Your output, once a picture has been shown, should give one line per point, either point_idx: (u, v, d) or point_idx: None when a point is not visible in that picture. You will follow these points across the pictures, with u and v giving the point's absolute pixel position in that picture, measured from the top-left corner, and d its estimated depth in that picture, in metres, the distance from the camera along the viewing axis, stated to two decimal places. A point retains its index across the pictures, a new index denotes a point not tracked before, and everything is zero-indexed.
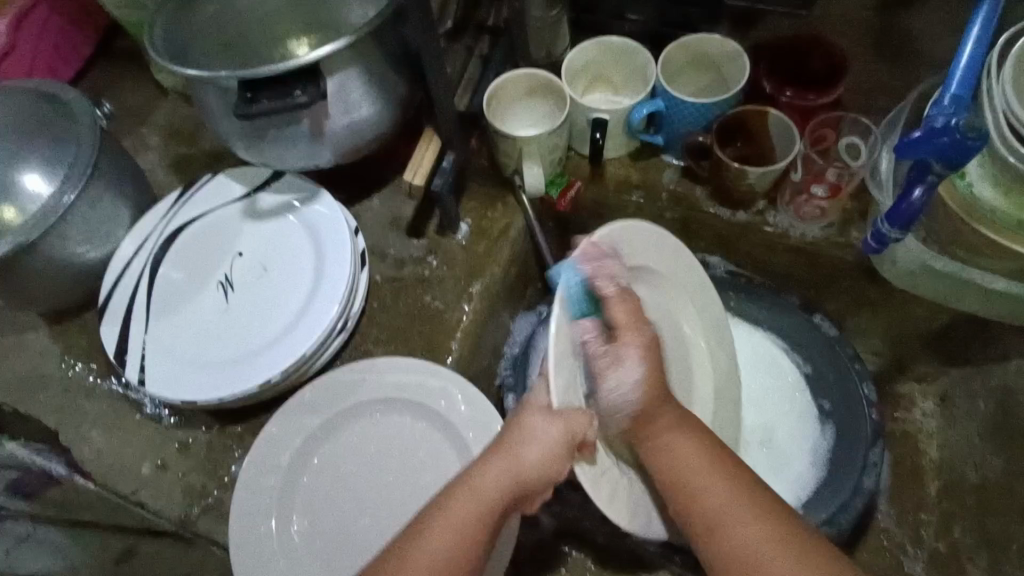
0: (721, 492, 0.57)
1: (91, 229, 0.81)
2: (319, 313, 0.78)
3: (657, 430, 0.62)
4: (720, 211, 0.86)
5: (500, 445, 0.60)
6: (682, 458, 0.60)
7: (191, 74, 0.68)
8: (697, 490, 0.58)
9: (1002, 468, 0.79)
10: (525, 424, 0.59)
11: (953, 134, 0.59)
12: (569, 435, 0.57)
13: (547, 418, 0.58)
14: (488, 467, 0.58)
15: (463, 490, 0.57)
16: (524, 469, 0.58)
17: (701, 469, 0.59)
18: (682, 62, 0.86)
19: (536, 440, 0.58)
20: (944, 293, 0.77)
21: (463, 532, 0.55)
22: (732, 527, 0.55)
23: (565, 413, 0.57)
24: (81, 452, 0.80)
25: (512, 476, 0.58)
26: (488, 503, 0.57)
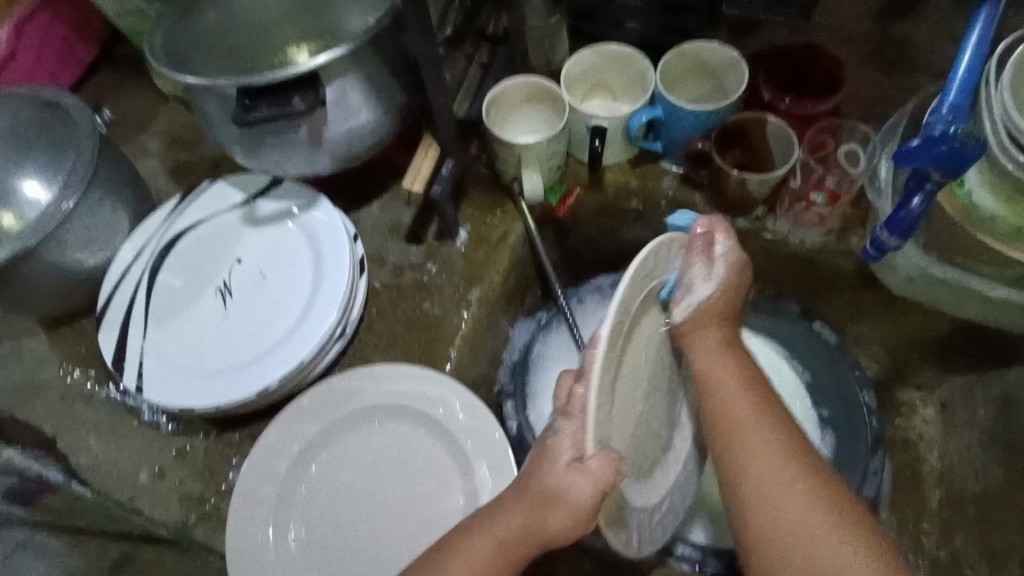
0: (761, 441, 0.55)
1: (91, 236, 0.81)
2: (318, 320, 0.78)
3: (707, 349, 0.61)
4: (720, 218, 0.85)
5: (521, 499, 0.57)
6: (730, 395, 0.59)
7: (190, 81, 0.68)
8: (742, 434, 0.56)
9: None
10: (547, 474, 0.54)
11: (951, 142, 0.59)
12: (600, 491, 0.49)
13: (578, 476, 0.50)
14: (501, 517, 0.58)
15: (478, 534, 0.58)
16: (543, 524, 0.55)
17: (749, 413, 0.57)
18: (681, 70, 0.86)
19: (557, 494, 0.52)
20: (943, 300, 0.77)
21: (482, 568, 0.57)
22: (741, 421, 0.57)
23: (596, 469, 0.48)
24: (78, 459, 0.80)
25: (529, 527, 0.56)
26: (505, 549, 0.57)
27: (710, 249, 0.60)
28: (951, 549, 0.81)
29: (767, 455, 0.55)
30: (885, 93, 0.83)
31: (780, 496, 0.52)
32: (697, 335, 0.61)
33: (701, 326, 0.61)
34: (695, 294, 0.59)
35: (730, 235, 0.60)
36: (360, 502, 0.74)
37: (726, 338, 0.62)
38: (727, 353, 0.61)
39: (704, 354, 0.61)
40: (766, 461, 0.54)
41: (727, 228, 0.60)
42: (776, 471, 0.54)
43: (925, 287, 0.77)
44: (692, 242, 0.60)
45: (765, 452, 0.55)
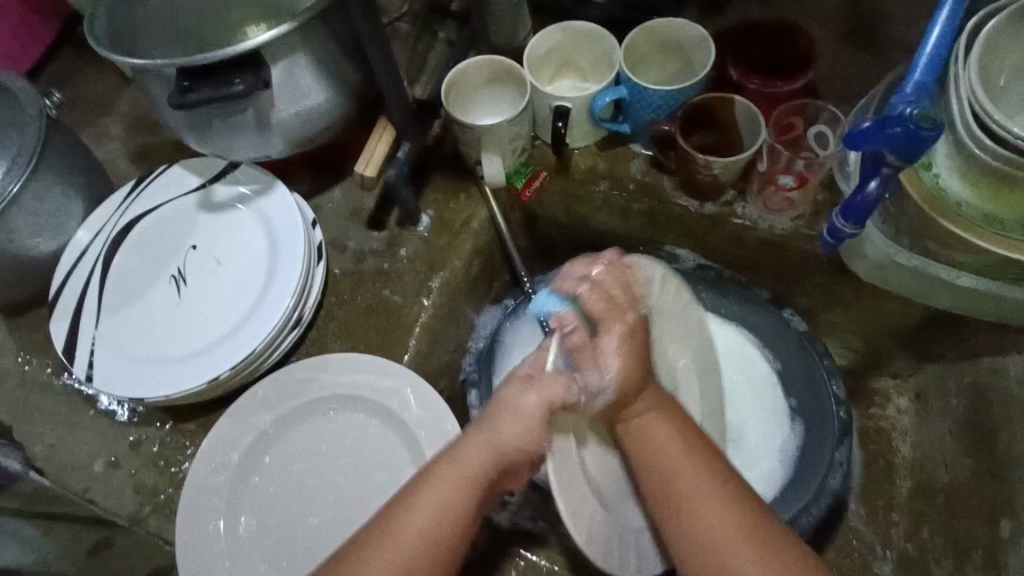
0: (696, 486, 0.55)
1: (41, 221, 0.80)
2: (271, 308, 0.76)
3: (649, 423, 0.60)
4: (689, 203, 0.83)
5: (484, 424, 0.59)
6: (680, 467, 0.57)
7: (130, 61, 0.66)
8: (686, 495, 0.55)
9: (970, 467, 0.76)
10: (507, 402, 0.58)
11: (906, 124, 0.56)
12: (548, 404, 0.57)
13: (525, 389, 0.57)
14: (471, 439, 0.59)
15: (444, 465, 0.58)
16: (502, 445, 0.57)
17: (691, 471, 0.57)
18: (648, 48, 0.83)
19: (513, 410, 0.57)
20: (913, 290, 0.74)
21: (450, 502, 0.56)
22: (698, 509, 0.54)
23: (545, 381, 0.57)
24: (34, 448, 0.79)
25: (493, 453, 0.58)
26: (469, 475, 0.57)
27: (627, 298, 0.62)
28: (917, 541, 0.79)
29: (713, 512, 0.54)
30: (859, 73, 0.80)
31: (721, 538, 0.53)
32: (625, 417, 0.60)
33: (625, 399, 0.60)
34: (601, 394, 0.59)
35: (620, 322, 0.60)
36: (308, 463, 0.74)
37: (660, 400, 0.61)
38: (665, 426, 0.60)
39: (643, 421, 0.60)
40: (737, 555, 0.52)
41: (616, 319, 0.60)
42: (736, 551, 0.52)
43: (895, 276, 0.73)
44: (604, 314, 0.60)
45: (697, 492, 0.55)
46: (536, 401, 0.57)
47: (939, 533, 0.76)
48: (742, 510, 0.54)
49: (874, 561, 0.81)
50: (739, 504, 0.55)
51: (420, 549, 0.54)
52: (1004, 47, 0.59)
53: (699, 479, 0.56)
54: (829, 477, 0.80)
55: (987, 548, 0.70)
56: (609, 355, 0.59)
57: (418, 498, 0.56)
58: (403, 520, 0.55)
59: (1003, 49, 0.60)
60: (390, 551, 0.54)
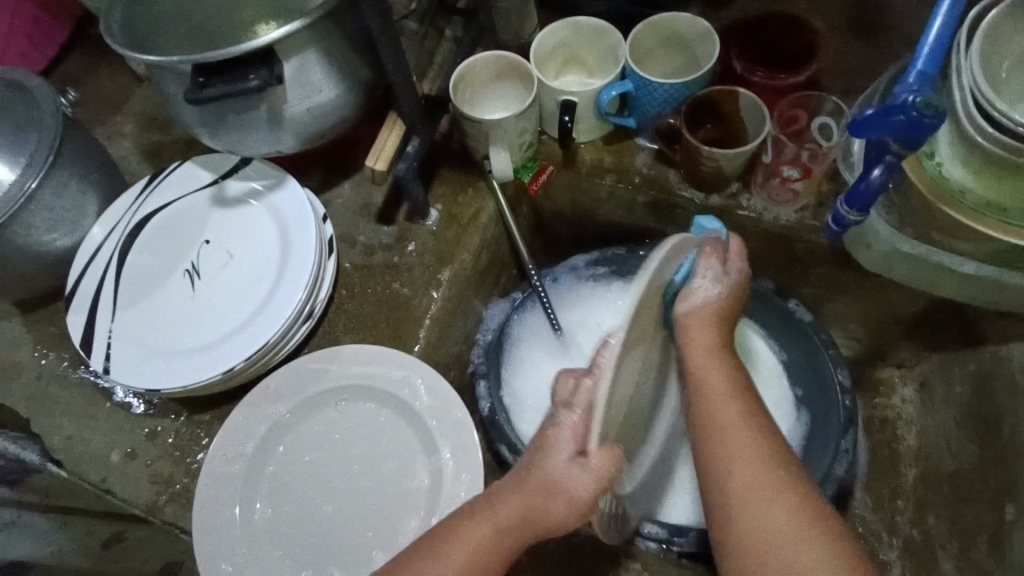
0: (746, 461, 0.53)
1: (57, 217, 0.81)
2: (284, 300, 0.77)
3: (715, 377, 0.58)
4: (694, 195, 0.84)
5: (522, 485, 0.54)
6: (720, 411, 0.56)
7: (147, 57, 0.67)
8: (723, 433, 0.55)
9: (975, 454, 0.76)
10: (548, 465, 0.52)
11: (908, 112, 0.56)
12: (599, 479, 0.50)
13: (576, 467, 0.50)
14: (506, 498, 0.56)
15: (470, 524, 0.57)
16: (543, 516, 0.53)
17: (748, 451, 0.53)
18: (653, 43, 0.84)
19: (555, 482, 0.52)
20: (918, 278, 0.75)
21: (478, 549, 0.56)
22: (734, 453, 0.53)
23: (594, 460, 0.50)
24: (51, 440, 0.81)
25: (526, 516, 0.54)
26: (500, 530, 0.55)
27: (725, 261, 0.61)
28: (923, 527, 0.80)
29: (745, 465, 0.53)
30: (861, 65, 0.81)
31: (773, 516, 0.50)
32: (694, 329, 0.60)
33: (700, 328, 0.60)
34: (696, 294, 0.60)
35: (740, 262, 0.62)
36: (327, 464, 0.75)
37: (725, 373, 0.59)
38: (716, 357, 0.59)
39: (705, 372, 0.59)
40: (762, 499, 0.51)
41: (734, 261, 0.62)
42: (761, 500, 0.51)
43: (899, 264, 0.75)
44: (705, 257, 0.61)
45: (736, 435, 0.54)
46: (585, 479, 0.50)
47: (945, 520, 0.77)
48: (781, 474, 0.52)
49: (881, 548, 0.83)
50: (782, 469, 0.52)
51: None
52: (1004, 38, 0.60)
53: (760, 457, 0.53)
54: (835, 465, 0.80)
55: (993, 534, 0.70)
56: (712, 272, 0.61)
57: (461, 534, 0.56)
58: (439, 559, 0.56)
59: (1002, 40, 0.61)
60: (428, 575, 0.55)
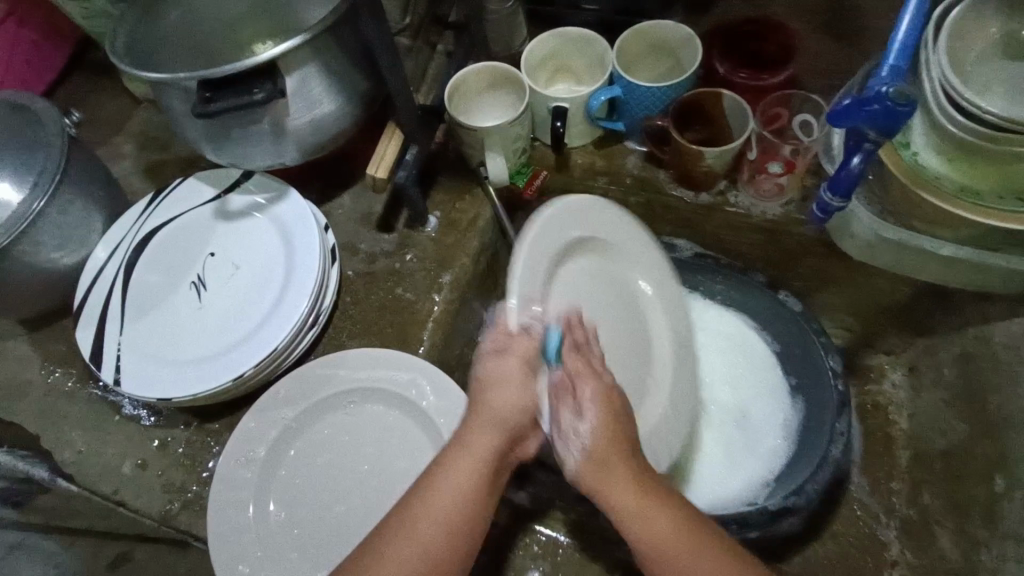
0: (654, 519, 0.55)
1: (65, 235, 0.83)
2: (291, 307, 0.79)
3: (619, 490, 0.56)
4: (683, 194, 0.88)
5: (473, 412, 0.61)
6: (614, 481, 0.57)
7: (153, 76, 0.69)
8: (628, 504, 0.56)
9: (965, 432, 0.79)
10: (491, 393, 0.61)
11: (882, 102, 0.59)
12: (527, 362, 0.60)
13: (503, 356, 0.61)
14: (471, 428, 0.60)
15: (456, 460, 0.58)
16: (499, 416, 0.60)
17: (654, 512, 0.55)
18: (638, 51, 0.88)
19: (499, 389, 0.60)
20: (903, 262, 0.79)
21: (468, 491, 0.57)
22: (642, 519, 0.55)
23: (517, 341, 0.61)
24: (63, 455, 0.82)
25: (499, 428, 0.60)
26: (481, 462, 0.59)
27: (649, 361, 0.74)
28: (919, 506, 0.83)
29: (664, 525, 0.55)
30: (838, 65, 0.85)
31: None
32: (600, 479, 0.57)
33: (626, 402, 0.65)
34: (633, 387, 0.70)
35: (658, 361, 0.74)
36: (337, 464, 0.76)
37: (626, 467, 0.57)
38: (616, 427, 0.60)
39: (608, 478, 0.56)
40: (685, 557, 0.53)
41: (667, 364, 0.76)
42: (683, 559, 0.53)
43: (886, 251, 0.79)
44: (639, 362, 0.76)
45: (643, 506, 0.55)
46: (518, 394, 0.60)
47: (939, 497, 0.80)
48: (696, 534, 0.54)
49: (879, 529, 0.86)
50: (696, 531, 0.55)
51: (438, 548, 0.55)
52: (967, 31, 0.65)
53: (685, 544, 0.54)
54: (831, 448, 0.81)
55: (986, 506, 0.73)
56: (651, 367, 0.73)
57: (433, 497, 0.57)
58: (410, 523, 0.56)
59: (966, 34, 0.65)
60: (405, 552, 0.54)
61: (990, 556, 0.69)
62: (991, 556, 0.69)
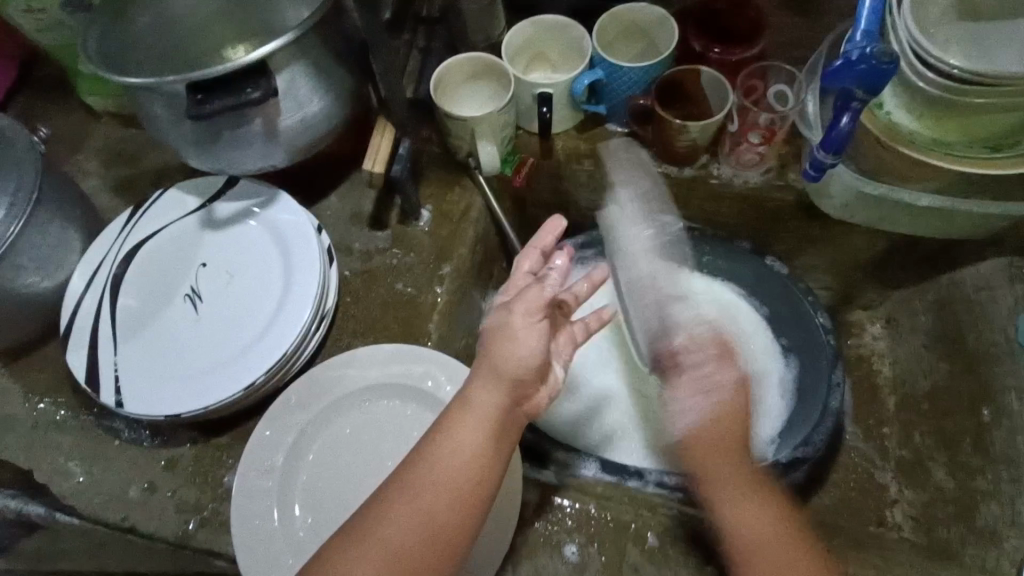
0: (760, 527, 0.63)
1: (43, 257, 0.79)
2: (296, 309, 0.78)
3: (725, 479, 0.65)
4: (668, 169, 0.91)
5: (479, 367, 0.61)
6: (719, 473, 0.65)
7: (135, 80, 0.67)
8: (720, 493, 0.65)
9: (948, 371, 0.84)
10: (500, 344, 0.60)
11: (868, 61, 0.63)
12: (535, 310, 0.61)
13: (507, 311, 0.61)
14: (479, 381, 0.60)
15: (460, 414, 0.59)
16: (506, 367, 0.59)
17: (773, 526, 0.63)
18: (614, 33, 0.90)
19: (506, 344, 0.60)
20: (876, 217, 0.85)
21: (470, 439, 0.57)
22: (750, 519, 0.63)
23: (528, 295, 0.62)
24: (61, 487, 0.78)
25: (504, 380, 0.59)
26: (487, 413, 0.58)
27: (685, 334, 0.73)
28: (912, 445, 0.88)
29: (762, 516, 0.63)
30: (802, 38, 0.90)
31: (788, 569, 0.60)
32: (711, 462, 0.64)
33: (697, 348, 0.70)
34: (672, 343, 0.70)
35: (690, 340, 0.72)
36: (358, 463, 0.75)
37: (739, 469, 0.65)
38: (732, 453, 0.65)
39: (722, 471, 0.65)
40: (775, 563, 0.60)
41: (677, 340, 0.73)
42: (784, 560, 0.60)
43: (861, 207, 0.84)
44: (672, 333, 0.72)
45: (756, 512, 0.63)
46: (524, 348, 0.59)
47: (930, 434, 0.85)
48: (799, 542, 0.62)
49: (877, 472, 0.91)
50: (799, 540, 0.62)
51: (438, 497, 0.55)
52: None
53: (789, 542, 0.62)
54: (831, 398, 0.87)
55: (975, 436, 0.78)
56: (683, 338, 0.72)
57: (434, 458, 0.57)
58: (414, 477, 0.56)
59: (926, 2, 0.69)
60: (410, 499, 0.55)
61: (985, 480, 0.75)
62: (986, 481, 0.75)
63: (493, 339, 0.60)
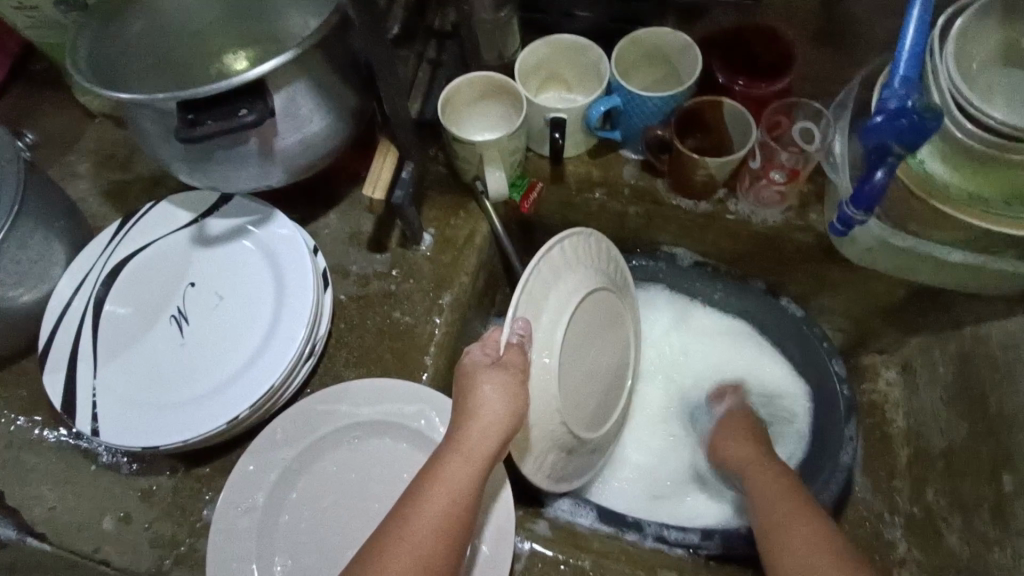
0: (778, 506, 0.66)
1: (23, 270, 0.75)
2: (286, 338, 0.74)
3: (767, 480, 0.71)
4: (683, 203, 0.87)
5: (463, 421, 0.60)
6: (762, 482, 0.71)
7: (123, 97, 0.62)
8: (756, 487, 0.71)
9: (966, 431, 0.80)
10: (478, 394, 0.61)
11: (910, 116, 0.59)
12: (513, 367, 0.63)
13: (491, 368, 0.62)
14: (464, 434, 0.60)
15: (450, 464, 0.58)
16: (486, 418, 0.60)
17: (779, 499, 0.67)
18: (634, 57, 0.86)
19: (486, 396, 0.61)
20: (901, 267, 0.80)
21: (459, 491, 0.57)
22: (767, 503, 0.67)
23: (504, 354, 0.64)
24: (33, 511, 0.75)
25: (489, 432, 0.60)
26: (475, 465, 0.58)
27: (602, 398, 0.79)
28: (923, 504, 0.84)
29: (783, 507, 0.66)
30: (832, 72, 0.85)
31: (799, 536, 0.61)
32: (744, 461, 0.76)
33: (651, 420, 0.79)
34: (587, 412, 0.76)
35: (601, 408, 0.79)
36: (344, 505, 0.71)
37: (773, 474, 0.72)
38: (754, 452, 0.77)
39: (764, 474, 0.72)
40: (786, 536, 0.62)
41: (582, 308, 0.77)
42: (792, 531, 0.62)
43: (885, 257, 0.80)
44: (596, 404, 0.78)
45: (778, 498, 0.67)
46: (503, 400, 0.61)
47: (944, 495, 0.81)
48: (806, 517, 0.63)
49: (885, 528, 0.87)
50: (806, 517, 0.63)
51: (429, 550, 0.54)
52: (972, 43, 0.65)
53: (793, 509, 0.64)
54: (842, 453, 0.83)
55: (994, 505, 0.74)
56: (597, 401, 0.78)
57: (425, 509, 0.56)
58: (407, 524, 0.55)
59: (969, 44, 0.65)
60: (404, 553, 0.53)
61: (1002, 553, 0.71)
62: (1003, 555, 0.71)
63: (468, 391, 0.61)
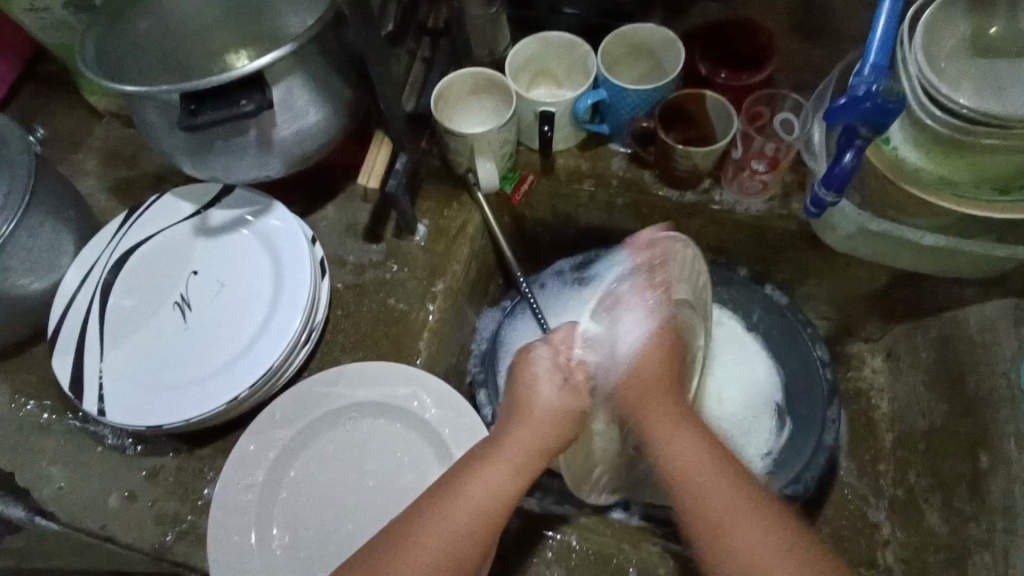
0: (727, 497, 0.57)
1: (34, 259, 0.79)
2: (285, 321, 0.77)
3: (660, 425, 0.63)
4: (670, 193, 0.89)
5: (516, 419, 0.64)
6: (679, 448, 0.61)
7: (128, 89, 0.66)
8: (673, 458, 0.60)
9: (946, 412, 0.82)
10: (533, 392, 0.64)
11: (874, 99, 0.62)
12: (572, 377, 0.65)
13: (548, 372, 0.65)
14: (511, 433, 0.63)
15: (492, 461, 0.61)
16: (535, 418, 0.63)
17: (699, 474, 0.59)
18: (621, 53, 0.89)
19: (539, 397, 0.64)
20: (880, 253, 0.82)
21: (495, 489, 0.60)
22: (697, 483, 0.58)
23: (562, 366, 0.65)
24: (43, 491, 0.77)
25: (537, 434, 0.63)
26: (517, 463, 0.61)
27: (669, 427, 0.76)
28: (905, 486, 0.86)
29: (719, 493, 0.58)
30: (811, 65, 0.88)
31: (747, 540, 0.55)
32: (647, 407, 0.64)
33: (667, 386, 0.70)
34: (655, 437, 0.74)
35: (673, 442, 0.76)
36: (340, 482, 0.74)
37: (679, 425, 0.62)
38: (681, 424, 0.62)
39: (679, 436, 0.61)
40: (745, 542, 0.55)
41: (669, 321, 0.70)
42: (740, 520, 0.56)
43: (865, 242, 0.81)
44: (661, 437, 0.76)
45: (697, 465, 0.59)
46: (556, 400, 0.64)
47: (925, 476, 0.83)
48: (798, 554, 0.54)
49: (870, 510, 0.88)
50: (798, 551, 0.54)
51: (451, 546, 0.57)
52: (941, 33, 0.68)
53: (752, 514, 0.56)
54: (824, 434, 0.85)
55: (971, 482, 0.76)
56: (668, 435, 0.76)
57: (456, 504, 0.59)
58: (414, 548, 0.57)
59: (937, 34, 0.68)
60: (425, 542, 0.57)
61: (980, 528, 0.73)
62: (981, 529, 0.73)
63: (523, 390, 0.65)
